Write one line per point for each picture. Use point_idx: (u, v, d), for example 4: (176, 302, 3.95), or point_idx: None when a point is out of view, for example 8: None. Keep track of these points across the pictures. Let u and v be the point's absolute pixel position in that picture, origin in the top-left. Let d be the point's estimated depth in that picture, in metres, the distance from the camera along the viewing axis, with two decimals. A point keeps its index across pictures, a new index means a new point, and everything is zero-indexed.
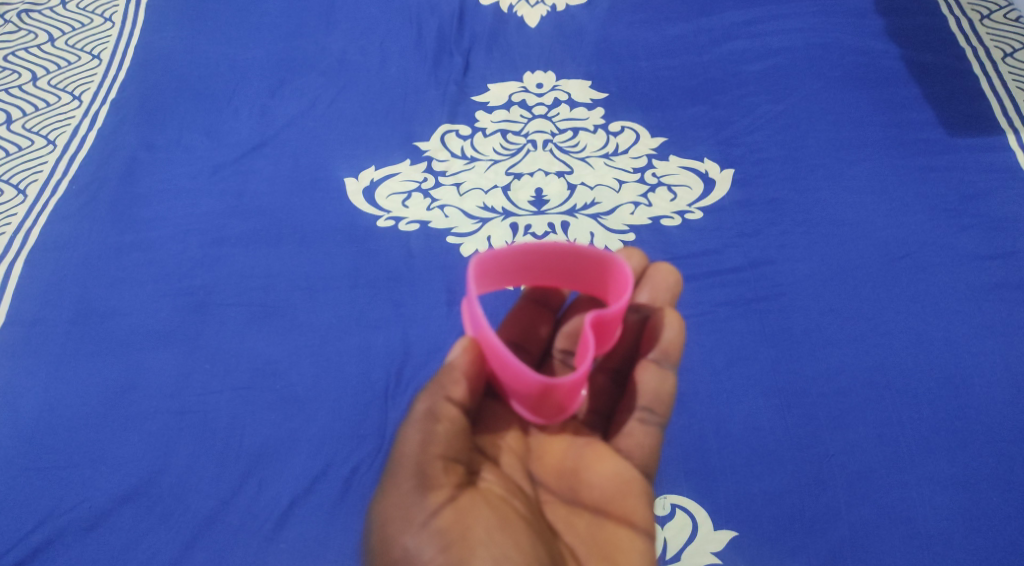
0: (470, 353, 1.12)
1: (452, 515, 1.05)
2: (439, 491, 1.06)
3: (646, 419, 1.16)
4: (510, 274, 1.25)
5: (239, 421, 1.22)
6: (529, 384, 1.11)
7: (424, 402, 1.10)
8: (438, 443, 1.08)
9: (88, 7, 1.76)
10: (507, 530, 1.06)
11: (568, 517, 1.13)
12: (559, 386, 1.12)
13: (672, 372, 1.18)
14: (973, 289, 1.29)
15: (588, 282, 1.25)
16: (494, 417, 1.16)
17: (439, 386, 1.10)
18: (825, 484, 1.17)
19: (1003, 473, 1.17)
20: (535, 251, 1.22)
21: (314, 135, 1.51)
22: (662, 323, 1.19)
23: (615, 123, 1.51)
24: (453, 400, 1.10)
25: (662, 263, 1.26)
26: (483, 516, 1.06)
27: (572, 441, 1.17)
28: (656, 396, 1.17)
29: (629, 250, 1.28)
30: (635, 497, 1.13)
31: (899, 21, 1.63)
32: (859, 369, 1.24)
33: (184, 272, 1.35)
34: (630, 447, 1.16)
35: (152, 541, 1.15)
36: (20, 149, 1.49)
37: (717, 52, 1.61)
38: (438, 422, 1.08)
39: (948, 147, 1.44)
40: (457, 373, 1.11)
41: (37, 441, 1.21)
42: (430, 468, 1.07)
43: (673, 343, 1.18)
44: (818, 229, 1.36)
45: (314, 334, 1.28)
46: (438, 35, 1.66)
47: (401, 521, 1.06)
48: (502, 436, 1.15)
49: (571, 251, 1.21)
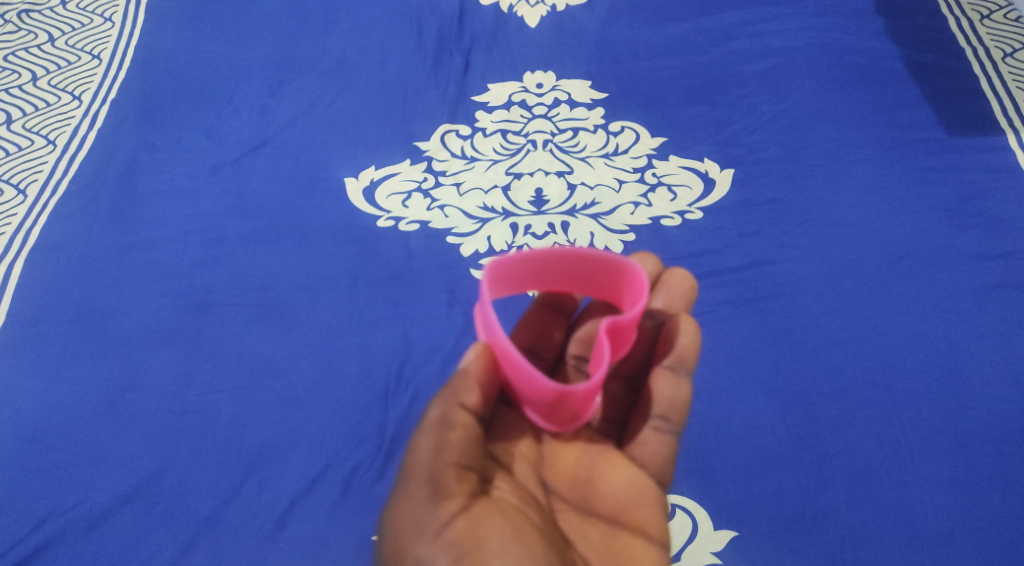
0: (483, 359, 1.11)
1: (465, 525, 1.05)
2: (452, 500, 1.06)
3: (660, 427, 1.16)
4: (521, 279, 1.23)
5: (240, 421, 1.22)
6: (544, 391, 1.11)
7: (437, 409, 1.09)
8: (451, 450, 1.07)
9: (88, 7, 1.75)
10: (521, 541, 1.05)
11: (582, 526, 1.13)
12: (575, 394, 1.11)
13: (687, 379, 1.17)
14: (974, 288, 1.29)
15: (602, 288, 1.24)
16: (507, 424, 1.15)
17: (452, 393, 1.10)
18: (825, 483, 1.17)
19: (1004, 472, 1.17)
20: (549, 254, 1.20)
21: (314, 135, 1.51)
22: (677, 330, 1.18)
23: (615, 123, 1.51)
24: (467, 408, 1.09)
25: (676, 269, 1.25)
26: (497, 526, 1.06)
27: (585, 449, 1.16)
28: (671, 405, 1.16)
29: (643, 254, 1.26)
30: (649, 508, 1.12)
31: (898, 21, 1.63)
32: (859, 369, 1.24)
33: (184, 271, 1.35)
34: (645, 456, 1.16)
35: (153, 541, 1.16)
36: (20, 149, 1.49)
37: (717, 52, 1.62)
38: (451, 430, 1.08)
39: (947, 147, 1.44)
40: (471, 380, 1.10)
41: (38, 441, 1.21)
42: (443, 477, 1.06)
43: (689, 350, 1.17)
44: (818, 230, 1.36)
45: (314, 333, 1.28)
46: (439, 35, 1.66)
47: (414, 530, 1.05)
48: (515, 443, 1.15)
49: (586, 255, 1.20)
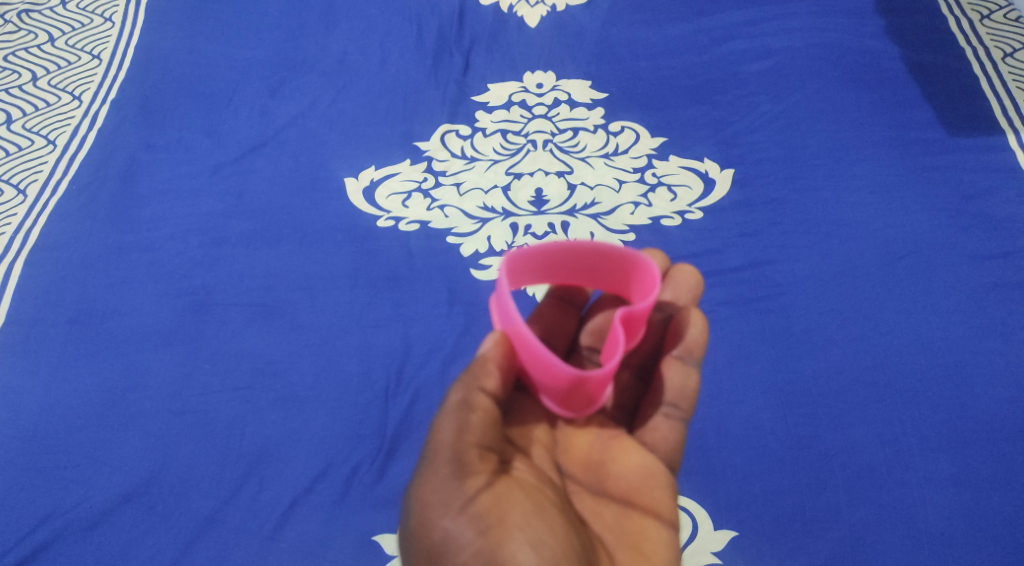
0: (502, 345, 1.11)
1: (489, 500, 1.04)
2: (476, 476, 1.05)
3: (671, 414, 1.16)
4: (534, 273, 1.21)
5: (240, 420, 1.22)
6: (560, 376, 1.10)
7: (458, 392, 1.08)
8: (473, 431, 1.07)
9: (88, 7, 1.75)
10: (542, 517, 1.05)
11: (596, 507, 1.12)
12: (591, 378, 1.11)
13: (696, 369, 1.17)
14: (973, 289, 1.29)
15: (612, 281, 1.23)
16: (523, 410, 1.15)
17: (472, 377, 1.09)
18: (825, 484, 1.17)
19: (1003, 473, 1.17)
20: (560, 248, 1.19)
21: (314, 135, 1.51)
22: (687, 322, 1.18)
23: (615, 123, 1.51)
24: (486, 391, 1.09)
25: (683, 264, 1.25)
26: (519, 502, 1.05)
27: (597, 435, 1.16)
28: (681, 392, 1.16)
29: (651, 248, 1.26)
30: (660, 490, 1.13)
31: (898, 21, 1.63)
32: (858, 369, 1.24)
33: (185, 272, 1.34)
34: (655, 441, 1.16)
35: (153, 540, 1.16)
36: (20, 149, 1.49)
37: (717, 52, 1.62)
38: (472, 412, 1.07)
39: (946, 147, 1.44)
40: (490, 365, 1.10)
41: (38, 441, 1.21)
42: (467, 455, 1.06)
43: (697, 341, 1.17)
44: (818, 230, 1.36)
45: (315, 333, 1.28)
46: (439, 35, 1.66)
47: (439, 505, 1.05)
48: (532, 428, 1.14)
49: (594, 248, 1.19)
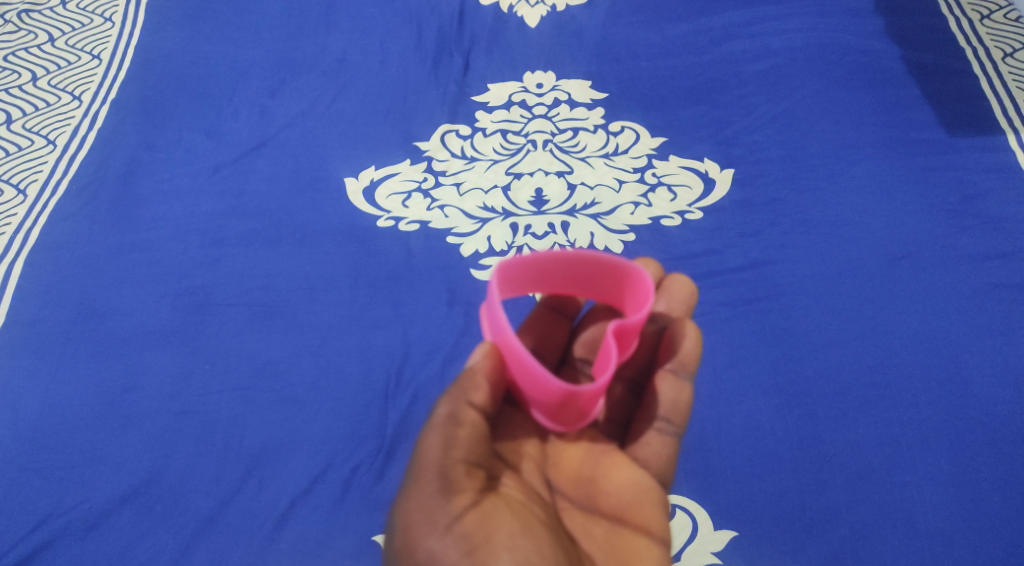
0: (491, 358, 1.11)
1: (474, 519, 1.05)
2: (462, 495, 1.05)
3: (664, 429, 1.15)
4: (528, 282, 1.22)
5: (240, 421, 1.22)
6: (551, 391, 1.10)
7: (446, 406, 1.09)
8: (460, 447, 1.07)
9: (88, 7, 1.75)
10: (529, 536, 1.05)
11: (586, 524, 1.12)
12: (582, 393, 1.11)
13: (689, 383, 1.17)
14: (974, 290, 1.29)
15: (606, 292, 1.23)
16: (512, 424, 1.16)
17: (460, 391, 1.10)
18: (825, 484, 1.17)
19: (1002, 473, 1.17)
20: (555, 259, 1.19)
21: (314, 135, 1.51)
22: (681, 335, 1.18)
23: (615, 123, 1.51)
24: (474, 406, 1.09)
25: (677, 275, 1.25)
26: (506, 521, 1.05)
27: (589, 449, 1.16)
28: (673, 406, 1.16)
29: (646, 259, 1.25)
30: (651, 507, 1.12)
31: (898, 21, 1.63)
32: (858, 369, 1.24)
33: (185, 272, 1.34)
34: (647, 456, 1.15)
35: (153, 541, 1.16)
36: (20, 149, 1.49)
37: (717, 52, 1.62)
38: (460, 428, 1.08)
39: (947, 147, 1.44)
40: (479, 378, 1.10)
41: (37, 442, 1.21)
42: (453, 472, 1.06)
43: (691, 354, 1.17)
44: (818, 230, 1.36)
45: (315, 333, 1.29)
46: (439, 36, 1.66)
47: (424, 524, 1.05)
48: (522, 443, 1.15)
49: (590, 258, 1.19)
